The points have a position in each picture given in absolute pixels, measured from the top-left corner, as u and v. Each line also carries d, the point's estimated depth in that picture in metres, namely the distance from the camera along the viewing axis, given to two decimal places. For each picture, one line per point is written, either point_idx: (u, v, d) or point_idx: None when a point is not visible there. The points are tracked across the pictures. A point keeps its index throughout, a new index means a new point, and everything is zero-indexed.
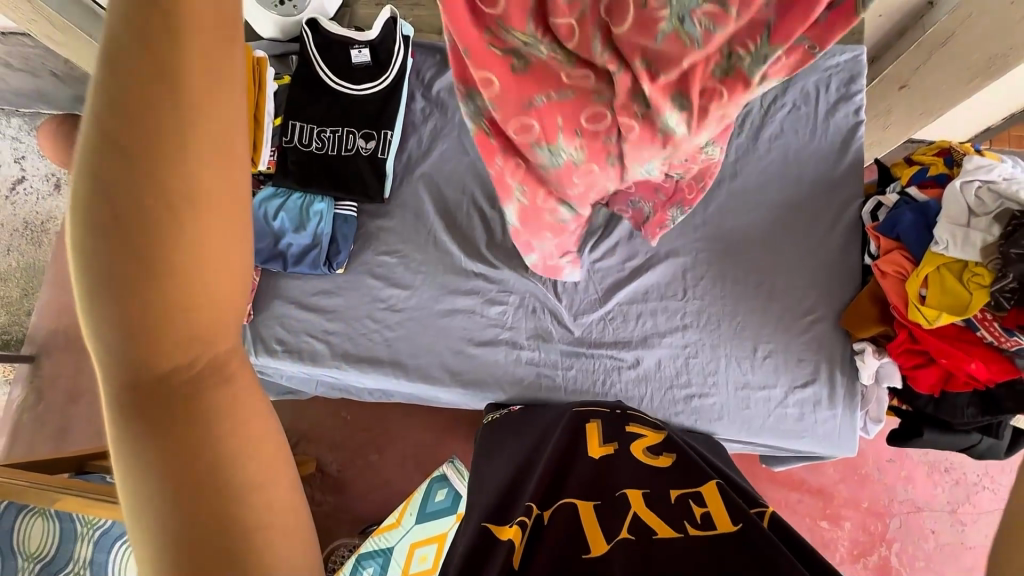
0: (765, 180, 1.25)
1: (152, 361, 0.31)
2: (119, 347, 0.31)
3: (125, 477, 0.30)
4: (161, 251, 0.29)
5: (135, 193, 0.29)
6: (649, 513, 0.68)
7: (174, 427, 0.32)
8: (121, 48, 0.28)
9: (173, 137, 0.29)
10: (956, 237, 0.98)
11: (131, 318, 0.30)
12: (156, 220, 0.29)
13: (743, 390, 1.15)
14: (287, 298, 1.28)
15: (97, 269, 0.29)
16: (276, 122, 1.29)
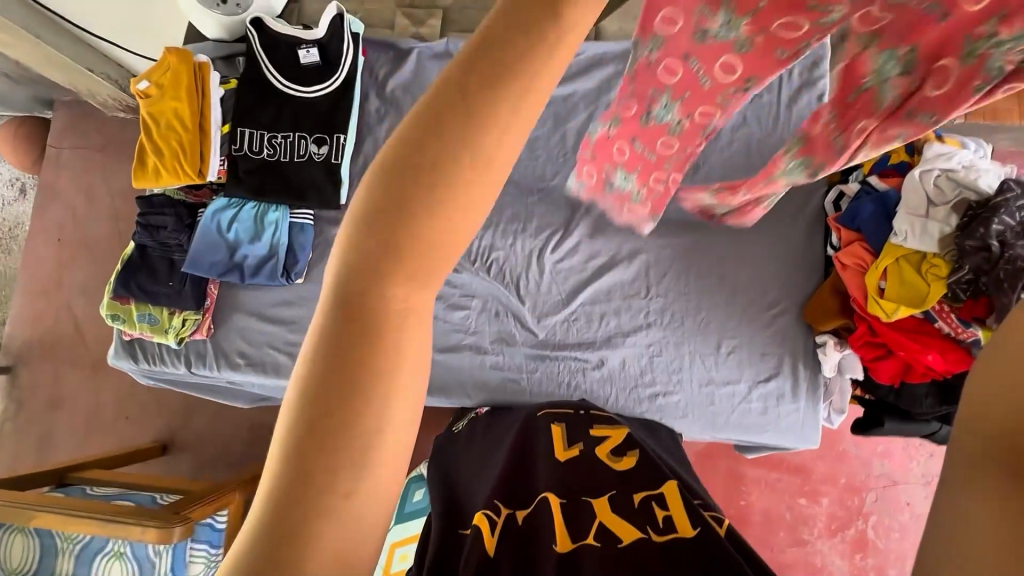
0: (728, 172, 1.22)
1: (347, 385, 0.37)
2: (341, 322, 0.38)
3: (299, 408, 0.37)
4: (388, 274, 0.37)
5: (392, 220, 0.37)
6: (612, 517, 0.62)
7: (355, 404, 0.37)
8: (428, 122, 0.37)
9: (427, 191, 0.37)
10: (915, 228, 0.97)
11: (354, 305, 0.38)
12: (390, 250, 0.37)
13: (708, 386, 1.15)
14: (247, 310, 1.26)
15: (352, 263, 0.38)
16: (224, 129, 1.24)
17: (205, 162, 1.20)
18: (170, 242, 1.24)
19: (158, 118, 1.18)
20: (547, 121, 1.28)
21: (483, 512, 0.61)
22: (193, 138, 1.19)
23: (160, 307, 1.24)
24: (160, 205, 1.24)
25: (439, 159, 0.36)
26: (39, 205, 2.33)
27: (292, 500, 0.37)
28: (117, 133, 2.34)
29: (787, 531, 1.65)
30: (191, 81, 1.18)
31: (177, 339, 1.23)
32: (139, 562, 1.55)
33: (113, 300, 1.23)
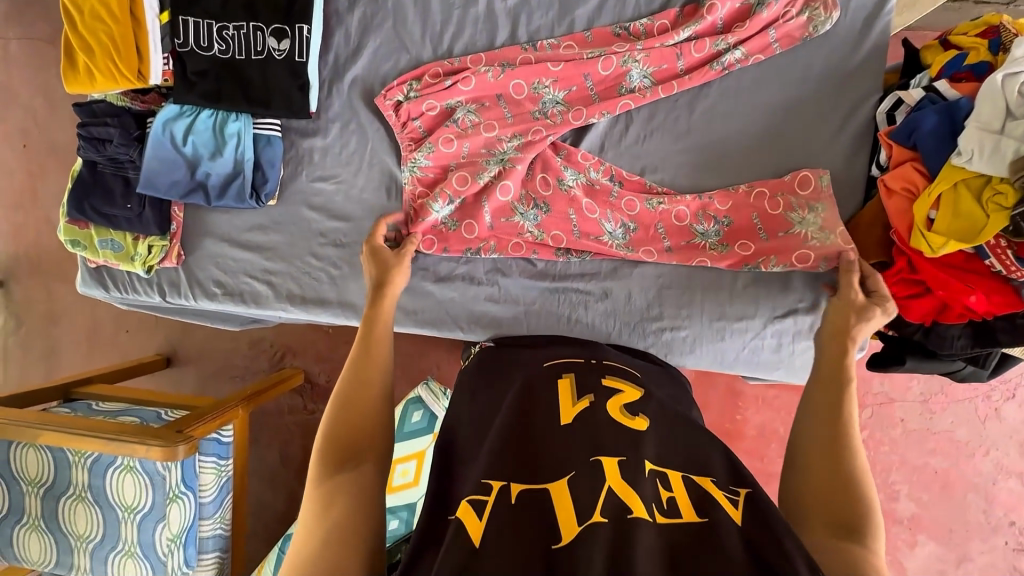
0: (766, 73, 1.03)
1: (351, 426, 0.76)
2: (345, 400, 0.78)
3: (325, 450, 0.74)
4: (370, 373, 0.82)
5: (367, 345, 0.85)
6: (621, 488, 0.66)
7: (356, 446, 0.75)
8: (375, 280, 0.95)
9: (372, 322, 0.87)
10: (984, 148, 0.83)
11: (347, 403, 0.78)
12: (365, 357, 0.83)
13: (719, 321, 1.06)
14: (218, 235, 1.14)
15: (354, 367, 0.82)
16: (163, 18, 1.02)
17: (144, 62, 1.00)
18: (121, 158, 1.08)
19: (81, 6, 0.98)
20: (550, 7, 1.06)
21: (469, 498, 0.66)
22: (125, 31, 0.98)
23: (122, 232, 1.13)
24: (104, 114, 1.07)
25: (373, 343, 0.85)
26: None
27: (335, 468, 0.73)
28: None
29: (779, 444, 1.67)
30: None
31: (146, 268, 1.13)
32: (151, 476, 1.58)
33: (70, 224, 1.13)
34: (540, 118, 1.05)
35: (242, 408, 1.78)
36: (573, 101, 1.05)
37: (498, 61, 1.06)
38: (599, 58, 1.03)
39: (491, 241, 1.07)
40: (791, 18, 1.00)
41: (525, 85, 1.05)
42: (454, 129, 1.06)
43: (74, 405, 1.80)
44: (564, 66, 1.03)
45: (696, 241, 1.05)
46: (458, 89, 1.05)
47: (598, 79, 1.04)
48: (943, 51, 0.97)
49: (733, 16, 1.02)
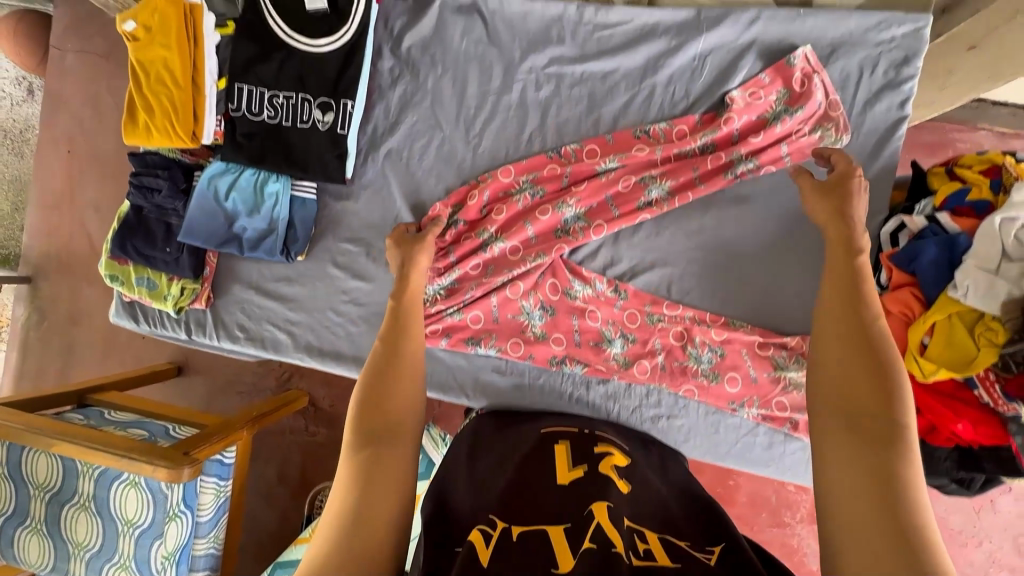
0: (777, 183, 1.09)
1: (382, 389, 0.84)
2: (379, 367, 0.86)
3: (361, 409, 0.82)
4: (400, 345, 0.89)
5: (401, 315, 0.93)
6: (608, 527, 0.70)
7: (383, 412, 0.81)
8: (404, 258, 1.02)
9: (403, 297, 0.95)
10: (980, 284, 0.88)
11: (381, 370, 0.86)
12: (399, 329, 0.91)
13: (714, 414, 1.11)
14: (246, 282, 1.21)
15: (388, 338, 0.90)
16: (220, 84, 1.11)
17: (199, 123, 1.08)
18: (166, 207, 1.15)
19: (148, 68, 1.06)
20: (579, 102, 1.13)
21: (478, 528, 0.71)
22: (185, 95, 1.06)
23: (158, 272, 1.20)
24: (155, 165, 1.14)
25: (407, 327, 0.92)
26: (48, 112, 2.24)
27: (367, 425, 0.80)
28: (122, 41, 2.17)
29: (769, 513, 1.69)
30: (181, 27, 1.04)
31: (176, 308, 1.20)
32: (153, 493, 1.62)
33: (111, 260, 1.20)
34: (563, 236, 1.11)
35: (248, 429, 1.84)
36: (591, 220, 1.10)
37: (530, 169, 1.13)
38: (618, 174, 1.10)
39: (493, 333, 1.14)
40: (804, 134, 1.06)
41: (550, 208, 1.10)
42: (483, 256, 1.12)
43: (87, 413, 1.87)
44: (586, 184, 1.10)
45: (688, 363, 1.10)
46: (492, 216, 1.12)
47: (618, 194, 1.10)
48: (948, 180, 1.02)
49: (749, 125, 1.08)
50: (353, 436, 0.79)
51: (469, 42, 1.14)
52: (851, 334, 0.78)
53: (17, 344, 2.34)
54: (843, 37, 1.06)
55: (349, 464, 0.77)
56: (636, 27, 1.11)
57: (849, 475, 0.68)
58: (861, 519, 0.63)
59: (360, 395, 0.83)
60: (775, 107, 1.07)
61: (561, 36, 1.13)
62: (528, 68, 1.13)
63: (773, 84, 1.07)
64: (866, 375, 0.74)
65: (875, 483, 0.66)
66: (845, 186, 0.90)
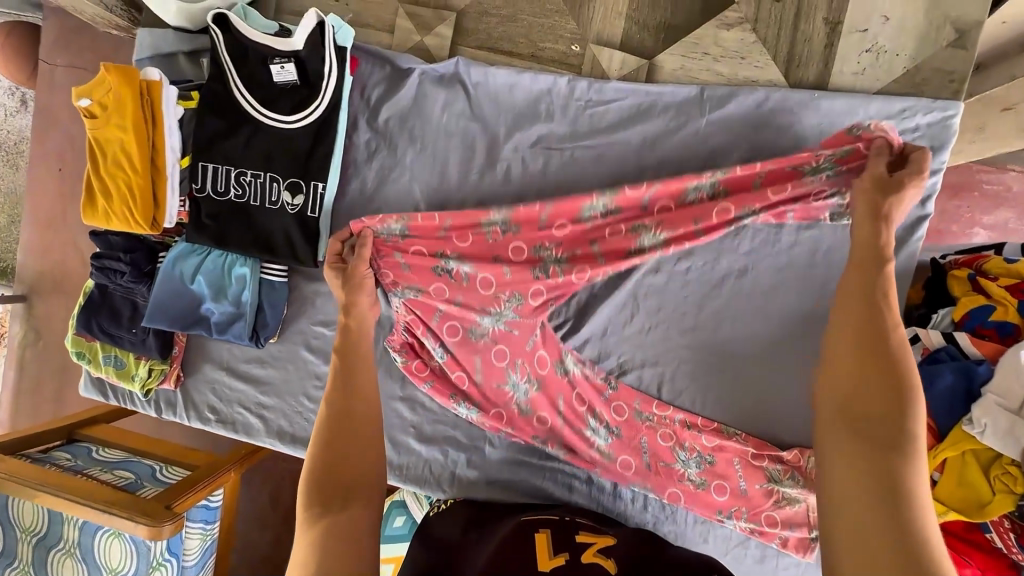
0: (780, 282, 1.00)
1: (338, 425, 0.83)
2: (335, 403, 0.85)
3: (319, 449, 0.80)
4: (353, 379, 0.89)
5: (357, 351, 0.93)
6: None
7: (344, 449, 0.80)
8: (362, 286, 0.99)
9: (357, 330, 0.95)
10: (999, 426, 0.80)
11: (341, 407, 0.85)
12: (354, 365, 0.91)
13: (703, 523, 1.04)
14: (217, 362, 1.16)
15: (342, 372, 0.90)
16: (183, 162, 1.04)
17: (160, 208, 1.01)
18: (131, 288, 1.10)
19: (105, 148, 0.99)
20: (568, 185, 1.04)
21: None
22: (143, 180, 0.99)
23: (125, 350, 1.15)
24: (119, 246, 1.08)
25: (359, 366, 0.91)
26: (38, 126, 2.15)
27: (327, 463, 0.78)
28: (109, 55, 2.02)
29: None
30: (137, 107, 0.97)
31: (144, 389, 1.15)
32: (136, 544, 1.62)
33: (77, 336, 1.15)
34: (541, 277, 0.99)
35: (236, 471, 1.83)
36: (573, 267, 0.99)
37: (503, 204, 0.99)
38: (605, 223, 0.97)
39: (473, 398, 1.05)
40: (821, 198, 0.89)
41: (526, 251, 1.00)
42: (459, 292, 1.02)
43: (75, 452, 1.86)
44: (566, 229, 0.98)
45: (675, 466, 1.02)
46: (455, 243, 1.02)
47: (608, 245, 0.97)
48: (970, 288, 0.92)
49: (776, 176, 0.92)
50: (313, 489, 0.76)
51: (450, 117, 1.07)
52: (866, 349, 0.73)
53: (13, 361, 2.30)
54: (861, 124, 0.96)
55: (310, 508, 0.74)
56: (632, 104, 1.02)
57: (852, 480, 0.66)
58: (867, 526, 0.62)
59: (315, 455, 0.80)
60: (820, 163, 0.88)
61: (549, 111, 1.04)
62: (512, 146, 1.05)
63: (814, 141, 0.90)
64: (878, 395, 0.70)
65: (883, 502, 0.63)
66: (902, 185, 0.80)
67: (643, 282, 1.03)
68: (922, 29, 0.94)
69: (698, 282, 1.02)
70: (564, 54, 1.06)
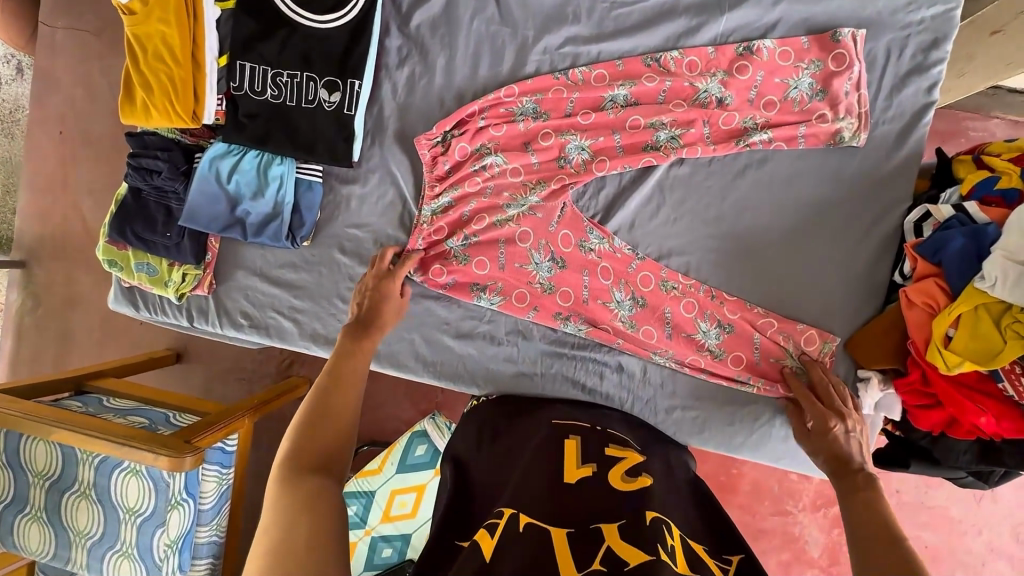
0: (798, 170, 1.06)
1: (325, 405, 0.80)
2: (330, 383, 0.83)
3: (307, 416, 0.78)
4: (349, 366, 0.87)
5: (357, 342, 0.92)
6: (620, 544, 0.63)
7: (327, 425, 0.77)
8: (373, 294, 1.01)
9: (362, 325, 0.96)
10: (1007, 275, 0.86)
11: (334, 388, 0.82)
12: (352, 352, 0.89)
13: (729, 406, 1.09)
14: (250, 268, 1.18)
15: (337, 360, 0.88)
16: (221, 61, 1.07)
17: (199, 103, 1.04)
18: (166, 190, 1.11)
19: (146, 43, 1.01)
20: (598, 83, 1.08)
21: (486, 524, 0.68)
22: (185, 74, 1.02)
23: (158, 257, 1.16)
24: (154, 146, 1.10)
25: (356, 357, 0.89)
26: (37, 90, 2.09)
27: (307, 435, 0.76)
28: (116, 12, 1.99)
29: (772, 500, 1.53)
30: (180, 1, 0.99)
31: (177, 294, 1.16)
32: (155, 481, 1.61)
33: (109, 244, 1.16)
34: (565, 166, 1.08)
35: (250, 417, 1.81)
36: (594, 158, 1.07)
37: (531, 93, 1.08)
38: (628, 114, 1.06)
39: (498, 283, 1.10)
40: (825, 121, 1.03)
41: (556, 138, 1.07)
42: (482, 174, 1.09)
43: (85, 400, 1.83)
44: (593, 115, 1.07)
45: (695, 336, 1.08)
46: (490, 133, 1.09)
47: (628, 135, 1.06)
48: (976, 167, 0.99)
49: (771, 70, 1.04)
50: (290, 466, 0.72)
51: (480, 22, 1.10)
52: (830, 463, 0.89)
53: (11, 330, 2.19)
54: (869, 20, 1.03)
55: (281, 477, 0.71)
56: (655, 6, 1.07)
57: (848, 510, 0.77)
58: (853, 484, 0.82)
59: (297, 427, 0.77)
60: (801, 74, 1.03)
61: (576, 14, 1.08)
62: (541, 48, 1.09)
63: (811, 51, 1.03)
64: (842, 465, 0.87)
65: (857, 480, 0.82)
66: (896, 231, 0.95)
67: (669, 175, 1.09)
68: None
69: (720, 174, 1.08)
70: None
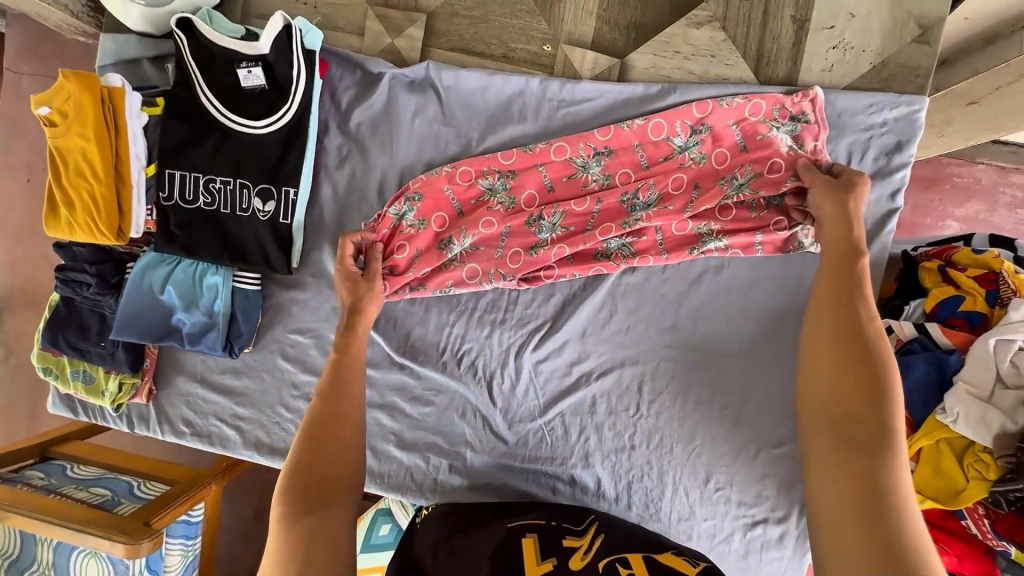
0: (756, 277, 1.01)
1: (322, 432, 0.81)
2: (320, 415, 0.83)
3: (305, 446, 0.80)
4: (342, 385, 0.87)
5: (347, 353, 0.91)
6: None
7: (327, 453, 0.80)
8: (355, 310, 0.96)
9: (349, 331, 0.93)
10: (970, 414, 0.80)
11: (330, 412, 0.84)
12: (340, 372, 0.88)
13: (686, 522, 1.04)
14: (190, 374, 1.13)
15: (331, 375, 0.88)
16: (150, 170, 1.02)
17: (125, 217, 0.99)
18: (98, 300, 1.07)
19: (67, 157, 0.96)
20: None
21: None
22: (109, 189, 0.97)
23: (95, 365, 1.12)
24: (84, 258, 1.05)
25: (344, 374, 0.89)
26: (3, 138, 2.02)
27: (308, 465, 0.78)
28: (80, 60, 1.92)
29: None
30: (100, 114, 0.94)
31: (115, 404, 1.12)
32: (114, 564, 1.58)
33: (43, 352, 1.12)
34: (528, 232, 1.01)
35: (216, 486, 1.77)
36: (555, 224, 1.00)
37: (500, 171, 1.02)
38: (573, 194, 1.01)
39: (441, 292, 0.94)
40: (782, 228, 0.96)
41: (500, 217, 1.01)
42: (435, 248, 1.02)
43: (48, 470, 1.79)
44: (535, 193, 1.02)
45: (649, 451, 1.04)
46: (434, 215, 1.03)
47: (581, 206, 1.00)
48: (941, 280, 0.94)
49: (715, 142, 0.98)
50: (292, 502, 0.75)
51: (422, 122, 1.05)
52: (838, 356, 0.79)
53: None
54: (831, 120, 0.97)
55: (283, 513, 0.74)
56: (605, 103, 1.02)
57: (845, 523, 0.69)
58: (838, 498, 0.72)
59: (298, 455, 0.80)
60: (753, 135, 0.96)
61: (523, 112, 1.03)
62: (486, 150, 1.03)
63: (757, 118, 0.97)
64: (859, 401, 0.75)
65: (856, 469, 0.72)
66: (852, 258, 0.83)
67: (621, 282, 1.04)
68: (886, 25, 0.96)
69: (675, 279, 1.03)
70: (536, 55, 1.05)
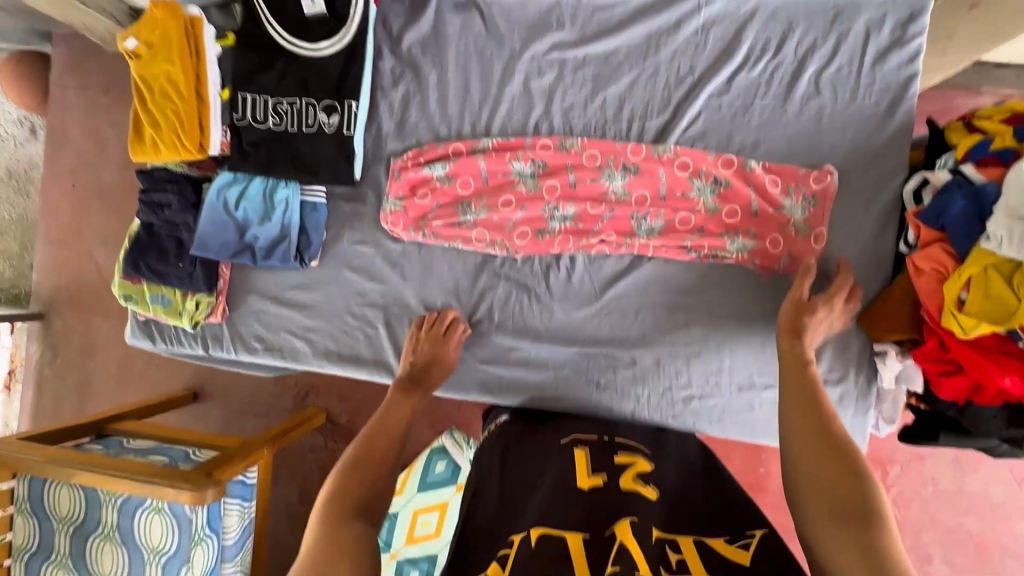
0: (792, 151, 1.07)
1: (373, 447, 0.85)
2: (372, 435, 0.87)
3: (358, 459, 0.82)
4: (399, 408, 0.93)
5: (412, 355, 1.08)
6: (636, 549, 0.61)
7: (377, 468, 0.82)
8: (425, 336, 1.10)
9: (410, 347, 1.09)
10: (1014, 233, 0.83)
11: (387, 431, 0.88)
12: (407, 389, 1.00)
13: (748, 391, 1.08)
14: (262, 292, 1.20)
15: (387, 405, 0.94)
16: (224, 94, 1.12)
17: (205, 135, 1.09)
18: (176, 221, 1.16)
19: (151, 83, 1.06)
20: (583, 86, 1.12)
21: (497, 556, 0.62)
22: (191, 108, 1.06)
23: (172, 288, 1.19)
24: (163, 180, 1.16)
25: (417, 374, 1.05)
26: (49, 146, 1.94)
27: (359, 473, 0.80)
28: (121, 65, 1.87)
29: None
30: (182, 40, 1.05)
31: (192, 323, 1.19)
32: (177, 518, 1.41)
33: (124, 279, 1.19)
34: (543, 214, 1.10)
35: (269, 450, 1.60)
36: (559, 205, 1.09)
37: (534, 158, 1.10)
38: (593, 190, 1.09)
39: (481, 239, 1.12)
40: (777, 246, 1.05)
41: (515, 200, 1.10)
42: (448, 211, 1.12)
43: (105, 443, 1.63)
44: (560, 187, 1.09)
45: (703, 326, 1.09)
46: (456, 184, 1.12)
47: (588, 202, 1.09)
48: (968, 132, 0.99)
49: (734, 194, 1.06)
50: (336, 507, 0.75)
51: (467, 37, 1.14)
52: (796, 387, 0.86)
53: (31, 383, 1.97)
54: (846, 0, 1.05)
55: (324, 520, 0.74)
56: (633, 8, 1.10)
57: (840, 527, 0.67)
58: (822, 476, 0.74)
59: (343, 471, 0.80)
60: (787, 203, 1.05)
61: (559, 23, 1.12)
62: (529, 57, 1.13)
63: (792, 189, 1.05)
64: (817, 415, 0.81)
65: (834, 456, 0.75)
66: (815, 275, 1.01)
67: None
68: None
69: None
70: None
